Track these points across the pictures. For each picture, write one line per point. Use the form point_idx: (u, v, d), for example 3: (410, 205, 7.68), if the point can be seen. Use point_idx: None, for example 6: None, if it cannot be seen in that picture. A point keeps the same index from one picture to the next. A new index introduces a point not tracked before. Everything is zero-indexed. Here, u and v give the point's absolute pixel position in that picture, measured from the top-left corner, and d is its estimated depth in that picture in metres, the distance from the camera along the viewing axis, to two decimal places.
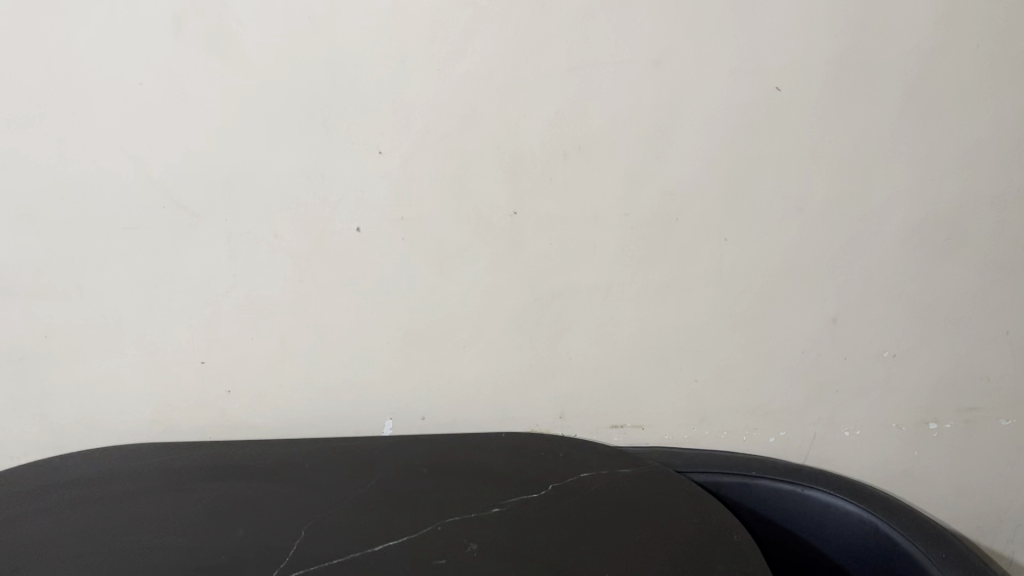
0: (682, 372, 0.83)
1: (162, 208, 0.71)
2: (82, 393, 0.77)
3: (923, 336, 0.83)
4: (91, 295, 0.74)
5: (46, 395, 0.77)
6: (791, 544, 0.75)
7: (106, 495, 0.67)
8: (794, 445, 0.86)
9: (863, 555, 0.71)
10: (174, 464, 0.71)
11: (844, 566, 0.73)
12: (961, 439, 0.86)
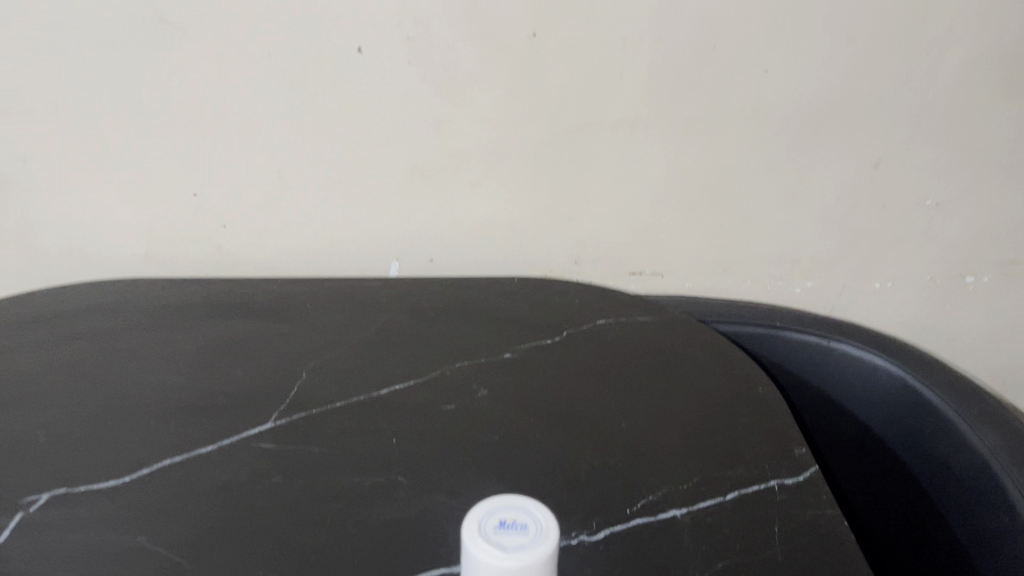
0: (709, 218, 0.77)
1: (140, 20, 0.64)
2: (69, 224, 0.73)
3: (970, 183, 0.76)
4: (69, 117, 0.68)
5: (32, 225, 0.73)
6: (812, 396, 0.73)
7: (99, 330, 0.63)
8: (820, 297, 0.82)
9: (889, 409, 0.68)
10: (168, 300, 0.68)
11: (868, 419, 0.70)
12: (998, 293, 0.82)
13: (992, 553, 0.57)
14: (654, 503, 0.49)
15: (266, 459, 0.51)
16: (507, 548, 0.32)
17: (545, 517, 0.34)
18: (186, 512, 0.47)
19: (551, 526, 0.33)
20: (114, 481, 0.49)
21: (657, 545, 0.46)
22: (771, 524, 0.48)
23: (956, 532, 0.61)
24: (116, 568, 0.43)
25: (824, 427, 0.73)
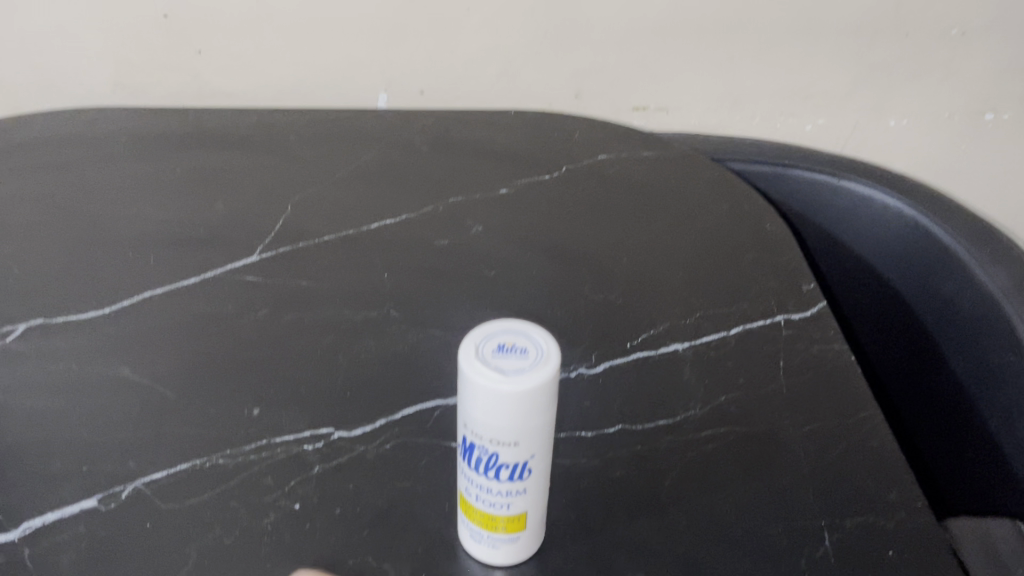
0: (719, 47, 0.72)
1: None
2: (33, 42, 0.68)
3: (1001, 11, 0.71)
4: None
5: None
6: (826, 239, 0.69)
7: (70, 160, 0.60)
8: (831, 135, 0.78)
9: (903, 255, 0.64)
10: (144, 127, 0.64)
11: (882, 264, 0.66)
12: (1017, 131, 0.78)
13: (994, 394, 0.56)
14: (657, 338, 0.47)
15: (252, 293, 0.49)
16: (507, 371, 0.30)
17: (544, 338, 0.31)
18: (170, 344, 0.45)
19: (552, 347, 0.31)
20: (94, 313, 0.47)
21: (658, 378, 0.45)
22: (776, 359, 0.46)
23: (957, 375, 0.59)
24: (101, 398, 0.42)
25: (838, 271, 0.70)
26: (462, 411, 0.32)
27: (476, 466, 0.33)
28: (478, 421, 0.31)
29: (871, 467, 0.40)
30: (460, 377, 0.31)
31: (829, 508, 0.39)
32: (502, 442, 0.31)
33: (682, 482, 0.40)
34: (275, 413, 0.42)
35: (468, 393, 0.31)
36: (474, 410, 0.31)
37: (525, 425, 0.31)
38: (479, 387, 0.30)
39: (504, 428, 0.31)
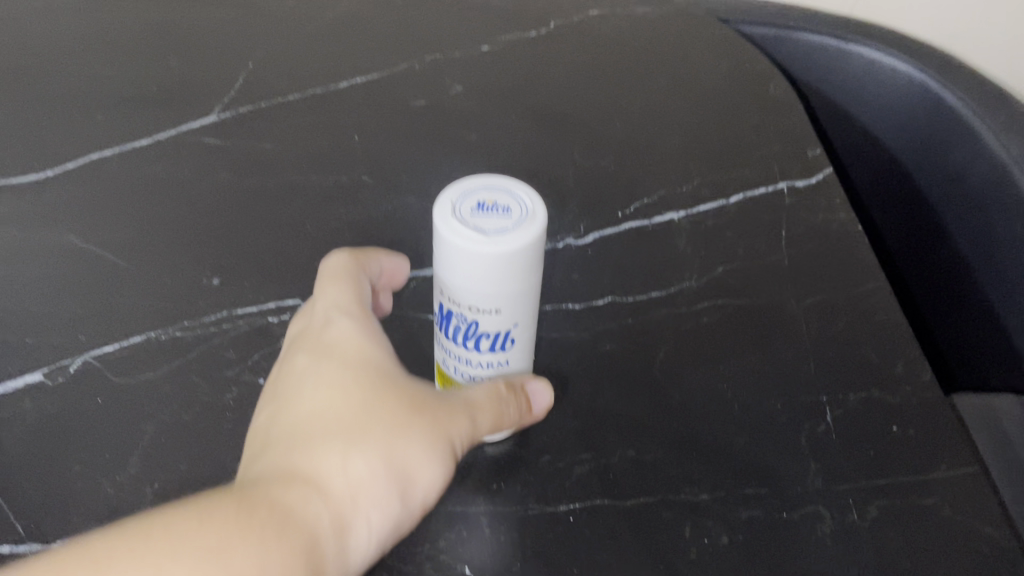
0: None
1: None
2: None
3: None
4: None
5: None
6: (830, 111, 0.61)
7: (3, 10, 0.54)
8: None
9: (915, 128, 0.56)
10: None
11: (891, 139, 0.58)
12: None
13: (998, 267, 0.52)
14: (650, 207, 0.44)
15: (209, 155, 0.44)
16: (490, 231, 0.27)
17: (530, 193, 0.28)
18: (121, 210, 0.41)
19: (540, 204, 0.28)
20: (36, 177, 0.43)
21: (651, 249, 0.42)
22: (778, 228, 0.43)
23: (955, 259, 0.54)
24: (45, 267, 0.38)
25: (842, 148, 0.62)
26: (437, 275, 0.29)
27: (454, 337, 0.30)
28: (458, 286, 0.28)
29: (878, 340, 0.38)
30: (436, 240, 0.27)
31: (830, 383, 0.36)
32: (487, 308, 0.29)
33: (676, 354, 0.38)
34: (238, 285, 0.38)
35: (446, 257, 0.27)
36: (454, 275, 0.28)
37: (510, 290, 0.28)
38: (460, 250, 0.27)
39: (488, 293, 0.28)
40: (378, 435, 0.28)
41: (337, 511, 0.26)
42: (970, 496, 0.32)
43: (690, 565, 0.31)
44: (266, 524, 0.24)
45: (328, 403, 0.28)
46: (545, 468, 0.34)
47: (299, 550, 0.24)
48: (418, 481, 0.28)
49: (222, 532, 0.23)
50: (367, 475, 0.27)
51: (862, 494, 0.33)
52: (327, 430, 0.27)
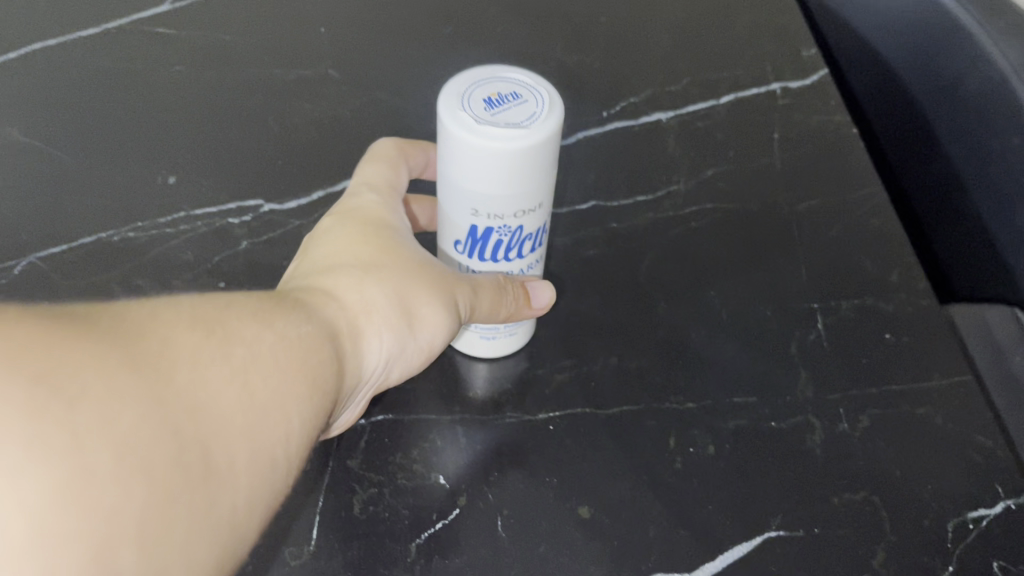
0: None
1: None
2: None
3: None
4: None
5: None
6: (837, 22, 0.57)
7: None
8: None
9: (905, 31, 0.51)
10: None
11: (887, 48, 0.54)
12: None
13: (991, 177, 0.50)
14: (636, 107, 0.42)
15: (162, 46, 0.41)
16: (523, 120, 0.24)
17: (528, 72, 0.26)
18: (67, 103, 0.38)
19: (545, 80, 0.26)
20: None
21: (637, 152, 0.40)
22: (771, 131, 0.41)
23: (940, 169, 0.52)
24: None
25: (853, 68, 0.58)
26: (461, 192, 0.26)
27: (495, 252, 0.29)
28: (504, 195, 0.26)
29: (872, 246, 0.36)
30: (463, 152, 0.25)
31: (824, 290, 0.35)
32: (530, 208, 0.27)
33: (662, 260, 0.36)
34: (194, 183, 0.36)
35: (481, 169, 0.25)
36: (494, 184, 0.25)
37: (547, 178, 0.26)
38: (502, 152, 0.24)
39: (532, 189, 0.26)
40: (395, 267, 0.26)
41: (353, 323, 0.24)
42: (964, 404, 0.31)
43: (676, 474, 0.29)
44: (294, 311, 0.22)
45: (346, 242, 0.26)
46: (524, 376, 0.33)
47: (322, 338, 0.22)
48: (427, 321, 0.26)
49: (250, 300, 0.22)
50: (382, 303, 0.25)
51: (855, 404, 0.31)
52: (343, 262, 0.26)
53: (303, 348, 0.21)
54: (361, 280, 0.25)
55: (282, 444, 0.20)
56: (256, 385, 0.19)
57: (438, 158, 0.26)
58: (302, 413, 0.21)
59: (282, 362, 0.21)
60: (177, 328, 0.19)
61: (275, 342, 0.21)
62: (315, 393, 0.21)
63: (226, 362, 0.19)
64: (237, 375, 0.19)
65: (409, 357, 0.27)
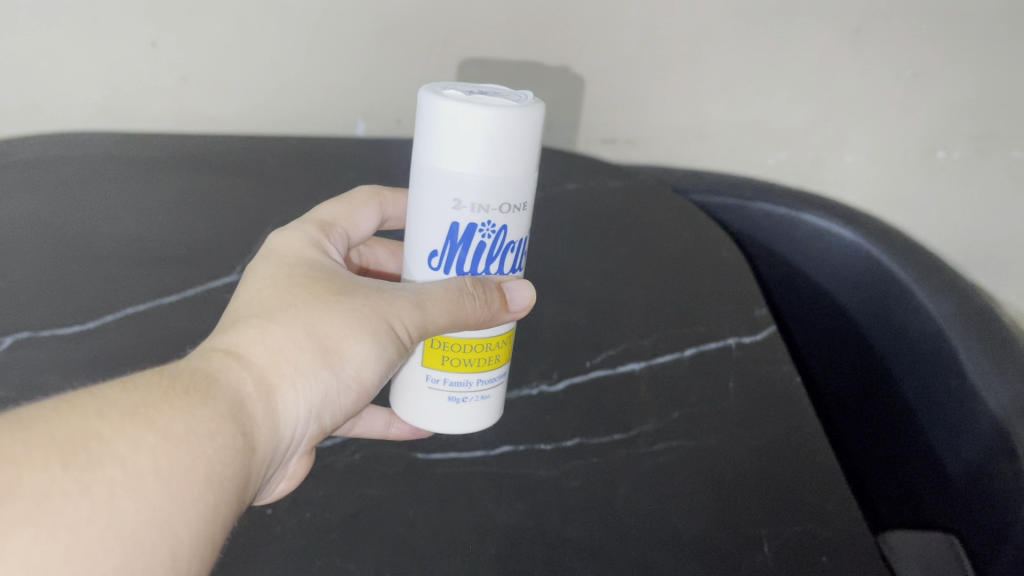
0: (685, 83, 0.75)
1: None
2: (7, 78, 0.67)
3: (949, 53, 0.75)
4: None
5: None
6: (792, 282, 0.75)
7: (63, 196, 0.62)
8: (794, 170, 0.82)
9: (861, 288, 0.70)
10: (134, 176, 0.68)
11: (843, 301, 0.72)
12: (970, 169, 0.82)
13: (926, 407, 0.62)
14: (615, 358, 0.51)
15: None
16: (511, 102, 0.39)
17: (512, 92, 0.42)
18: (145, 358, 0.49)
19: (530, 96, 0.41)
20: (77, 326, 0.49)
21: (613, 405, 0.48)
22: (726, 387, 0.49)
23: (890, 407, 0.66)
24: None
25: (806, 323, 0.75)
26: (450, 173, 0.39)
27: (474, 244, 0.42)
28: (482, 175, 0.39)
29: (813, 484, 0.43)
30: (455, 118, 0.38)
31: (771, 522, 0.41)
32: (502, 205, 0.40)
33: (632, 492, 0.43)
34: None
35: (471, 150, 0.38)
36: (478, 165, 0.39)
37: (518, 176, 0.40)
38: (489, 122, 0.38)
39: (505, 181, 0.39)
40: (293, 312, 0.36)
41: (264, 381, 0.35)
42: None
43: None
44: (193, 397, 0.32)
45: (259, 300, 0.37)
46: None
47: (219, 411, 0.32)
48: (342, 351, 0.37)
49: (152, 396, 0.31)
50: (286, 346, 0.35)
51: None
52: (251, 316, 0.36)
53: (187, 443, 0.30)
54: (266, 333, 0.35)
55: (167, 533, 0.28)
56: (129, 496, 0.27)
57: (428, 155, 0.40)
58: (191, 499, 0.29)
59: (161, 465, 0.29)
60: (35, 469, 0.26)
61: (157, 443, 0.29)
62: (203, 484, 0.30)
63: (96, 489, 0.27)
64: (115, 489, 0.27)
65: (344, 383, 0.38)
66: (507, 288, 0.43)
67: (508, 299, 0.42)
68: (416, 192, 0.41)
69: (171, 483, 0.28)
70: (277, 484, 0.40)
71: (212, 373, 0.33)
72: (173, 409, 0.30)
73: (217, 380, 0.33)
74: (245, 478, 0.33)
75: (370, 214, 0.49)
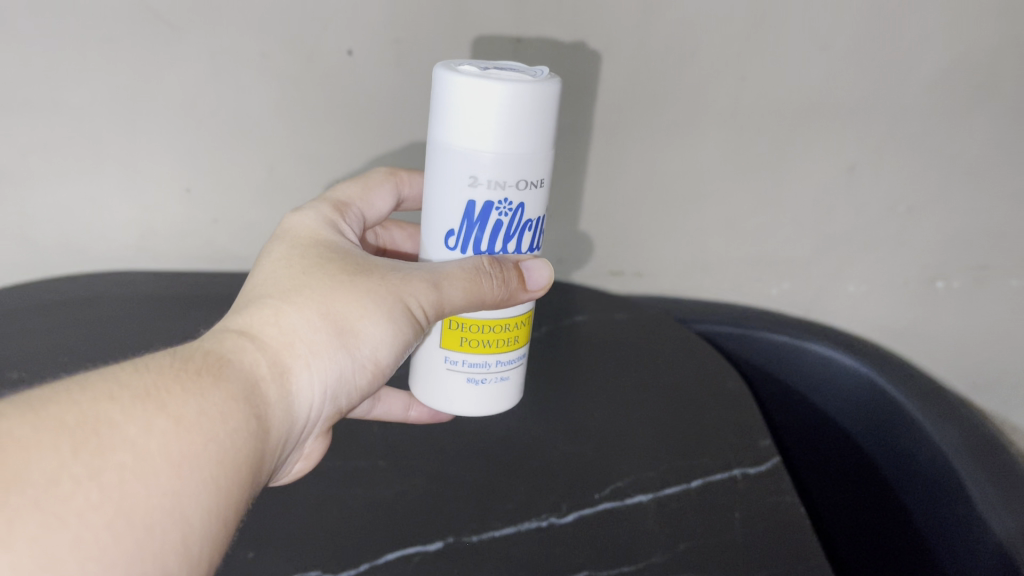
0: (688, 219, 0.79)
1: (117, 9, 0.63)
2: (51, 222, 0.72)
3: (941, 190, 0.79)
4: (48, 121, 0.67)
5: (13, 228, 0.71)
6: (796, 407, 0.78)
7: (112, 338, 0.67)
8: (798, 300, 0.84)
9: (866, 413, 0.73)
10: (162, 308, 0.72)
11: (850, 427, 0.75)
12: (968, 296, 0.84)
13: (937, 531, 0.64)
14: (622, 489, 0.53)
15: None
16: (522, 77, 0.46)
17: (527, 67, 0.49)
18: None
19: (546, 72, 0.48)
20: None
21: (623, 537, 0.49)
22: (734, 516, 0.50)
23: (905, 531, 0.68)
24: None
25: (810, 448, 0.79)
26: (469, 148, 0.47)
27: (490, 222, 0.49)
28: (495, 152, 0.46)
29: None
30: (471, 94, 0.45)
31: None
32: (516, 181, 0.48)
33: None
34: (269, 559, 0.47)
35: (486, 129, 0.46)
36: (491, 142, 0.46)
37: (529, 151, 0.47)
38: (503, 97, 0.45)
39: (516, 157, 0.47)
40: (306, 291, 0.43)
41: (277, 363, 0.41)
42: None
43: None
44: (202, 380, 0.37)
45: (272, 283, 0.44)
46: None
47: (233, 391, 0.38)
48: (354, 331, 0.44)
49: (163, 382, 0.36)
50: (299, 325, 0.42)
51: None
52: (267, 295, 0.43)
53: (194, 424, 0.35)
54: (280, 315, 0.42)
55: (177, 505, 0.33)
56: (140, 477, 0.32)
57: (448, 137, 0.47)
58: (201, 474, 0.34)
59: (169, 448, 0.34)
60: (51, 457, 0.31)
61: (168, 426, 0.34)
62: (212, 462, 0.35)
63: (106, 474, 0.32)
64: (125, 473, 0.32)
65: (361, 361, 0.45)
66: (527, 268, 0.50)
67: (531, 278, 0.50)
68: (436, 173, 0.49)
69: (179, 463, 0.34)
70: (294, 464, 0.50)
71: (227, 355, 0.40)
72: (181, 393, 0.36)
73: (232, 360, 0.39)
74: (260, 451, 0.39)
75: (386, 195, 0.59)
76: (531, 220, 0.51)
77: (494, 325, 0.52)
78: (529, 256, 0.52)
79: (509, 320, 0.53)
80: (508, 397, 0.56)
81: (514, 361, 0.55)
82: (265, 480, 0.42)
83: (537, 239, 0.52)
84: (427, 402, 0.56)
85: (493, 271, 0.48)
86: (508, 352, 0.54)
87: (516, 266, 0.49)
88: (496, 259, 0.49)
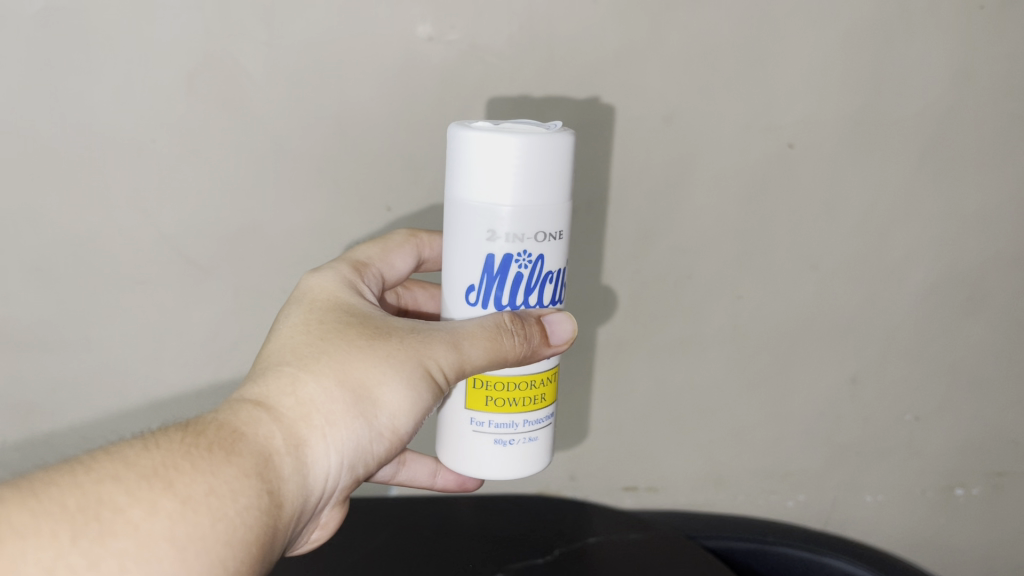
0: (697, 432, 0.79)
1: (153, 254, 0.68)
2: (74, 454, 0.74)
3: (946, 398, 0.80)
4: (83, 356, 0.71)
5: (37, 459, 0.73)
6: None
7: None
8: (814, 510, 0.84)
9: None
10: None
11: None
12: (988, 503, 0.84)
13: None
14: None
15: None
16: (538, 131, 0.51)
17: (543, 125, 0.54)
18: None
19: (558, 126, 0.53)
20: None
21: None
22: None
23: None
24: None
25: None
26: (486, 199, 0.51)
27: (509, 273, 0.53)
28: (513, 204, 0.51)
29: None
30: (490, 148, 0.50)
31: None
32: (534, 233, 0.52)
33: None
34: None
35: (503, 182, 0.50)
36: (509, 194, 0.51)
37: (545, 204, 0.52)
38: (519, 149, 0.50)
39: (532, 208, 0.51)
40: (322, 361, 0.49)
41: (294, 435, 0.47)
42: None
43: None
44: (213, 458, 0.44)
45: (291, 350, 0.50)
46: None
47: (243, 465, 0.44)
48: (371, 398, 0.49)
49: (175, 461, 0.42)
50: (314, 394, 0.48)
51: None
52: (286, 363, 0.49)
53: (197, 503, 0.41)
54: (296, 386, 0.48)
55: None
56: (142, 557, 0.39)
57: (467, 192, 0.52)
58: (204, 550, 0.40)
59: (169, 527, 0.40)
60: (53, 544, 0.37)
61: (172, 505, 0.40)
62: (213, 540, 0.41)
63: (106, 562, 0.38)
64: (126, 560, 0.38)
65: (382, 428, 0.50)
66: (554, 324, 0.54)
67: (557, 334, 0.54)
68: (457, 229, 0.53)
69: (179, 543, 0.40)
70: (312, 534, 0.58)
71: (241, 428, 0.46)
72: (187, 471, 0.42)
73: (246, 434, 0.45)
74: (272, 521, 0.45)
75: (403, 255, 0.62)
76: (550, 272, 0.55)
77: (519, 382, 0.56)
78: (551, 308, 0.56)
79: (532, 378, 0.56)
80: (535, 461, 0.58)
81: (540, 422, 0.57)
82: (285, 542, 0.48)
83: (557, 293, 0.56)
84: (455, 468, 0.58)
85: (514, 328, 0.52)
86: (534, 411, 0.57)
87: (539, 321, 0.54)
88: (519, 315, 0.53)
